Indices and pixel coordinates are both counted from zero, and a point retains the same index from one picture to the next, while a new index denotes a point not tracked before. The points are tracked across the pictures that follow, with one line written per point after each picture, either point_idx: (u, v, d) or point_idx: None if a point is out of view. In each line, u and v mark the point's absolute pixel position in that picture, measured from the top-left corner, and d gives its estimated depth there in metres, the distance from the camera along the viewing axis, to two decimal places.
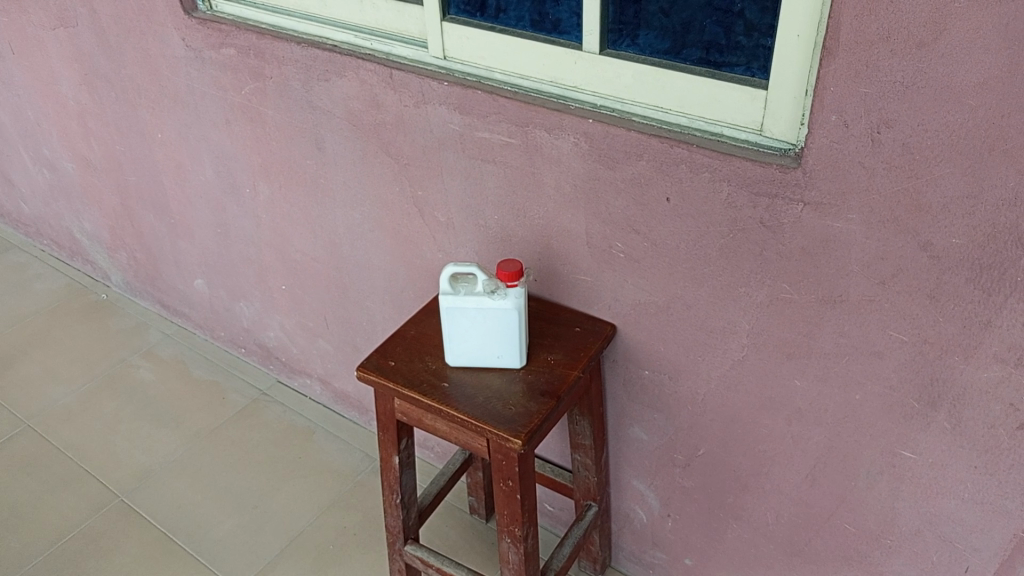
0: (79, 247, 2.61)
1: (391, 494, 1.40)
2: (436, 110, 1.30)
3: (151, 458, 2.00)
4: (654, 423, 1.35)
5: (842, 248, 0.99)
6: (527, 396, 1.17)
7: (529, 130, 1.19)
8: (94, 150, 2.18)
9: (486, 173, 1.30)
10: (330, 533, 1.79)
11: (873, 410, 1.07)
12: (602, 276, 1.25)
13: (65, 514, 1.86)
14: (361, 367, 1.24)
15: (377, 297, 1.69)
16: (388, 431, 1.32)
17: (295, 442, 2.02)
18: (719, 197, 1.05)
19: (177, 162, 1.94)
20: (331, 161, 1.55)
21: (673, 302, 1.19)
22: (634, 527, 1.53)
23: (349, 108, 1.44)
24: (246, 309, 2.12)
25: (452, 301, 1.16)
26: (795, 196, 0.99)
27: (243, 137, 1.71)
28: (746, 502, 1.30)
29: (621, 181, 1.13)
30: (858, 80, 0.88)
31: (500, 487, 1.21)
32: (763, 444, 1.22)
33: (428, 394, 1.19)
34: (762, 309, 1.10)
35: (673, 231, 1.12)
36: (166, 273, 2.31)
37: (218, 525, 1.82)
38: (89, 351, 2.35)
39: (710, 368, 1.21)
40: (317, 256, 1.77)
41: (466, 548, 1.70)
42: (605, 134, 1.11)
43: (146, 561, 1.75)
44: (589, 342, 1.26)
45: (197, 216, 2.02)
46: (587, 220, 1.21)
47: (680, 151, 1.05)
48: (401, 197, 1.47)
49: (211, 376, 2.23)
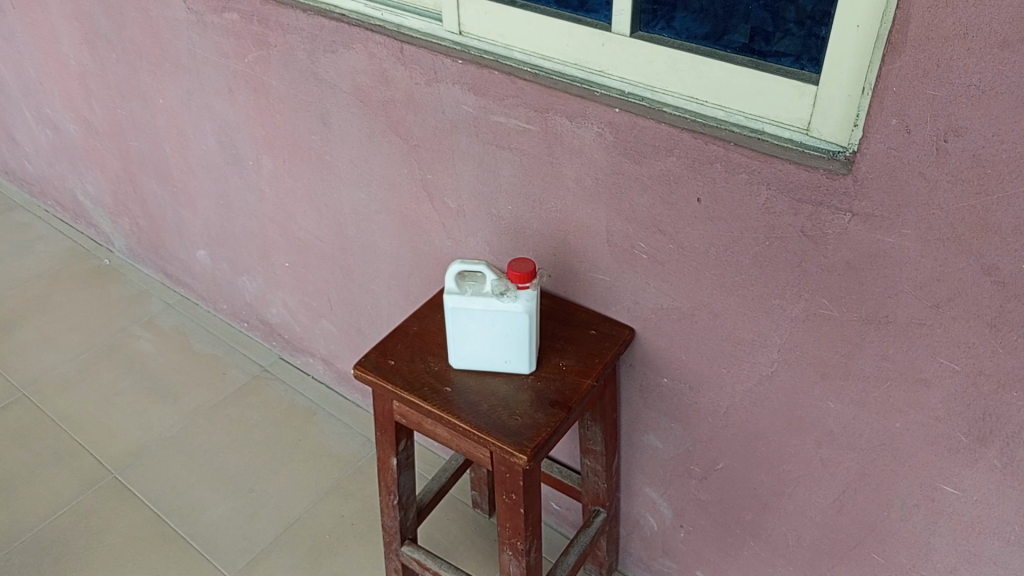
0: (81, 209, 2.54)
1: (388, 495, 1.32)
2: (449, 89, 1.20)
3: (147, 434, 1.94)
4: (670, 432, 1.27)
5: (893, 265, 0.89)
6: (536, 406, 1.09)
7: (549, 116, 1.10)
8: (95, 111, 2.09)
9: (501, 160, 1.20)
10: (327, 522, 1.72)
11: (913, 441, 0.98)
12: (622, 276, 1.15)
13: (57, 490, 1.81)
14: (359, 366, 1.16)
15: (383, 282, 1.61)
16: (386, 432, 1.24)
17: (295, 423, 1.95)
18: (757, 201, 0.96)
19: (178, 129, 1.86)
20: (337, 137, 1.46)
21: (698, 310, 1.10)
22: (644, 535, 1.45)
23: (357, 82, 1.34)
24: (248, 284, 2.05)
25: (457, 302, 1.07)
26: (842, 205, 0.89)
27: (246, 107, 1.62)
28: (766, 521, 1.22)
29: (647, 176, 1.04)
30: (926, 81, 0.78)
31: (504, 500, 1.13)
32: (789, 464, 1.13)
33: (429, 399, 1.10)
34: (796, 325, 1.01)
35: (703, 234, 1.03)
36: (168, 242, 2.24)
37: (212, 509, 1.76)
38: (88, 319, 2.29)
39: (736, 381, 1.12)
40: (322, 235, 1.68)
41: (467, 545, 1.64)
42: (632, 126, 1.01)
43: (137, 544, 1.69)
44: (605, 346, 1.16)
45: (199, 185, 1.94)
46: (608, 217, 1.12)
47: (715, 148, 0.96)
48: (410, 180, 1.38)
49: (212, 351, 2.17)
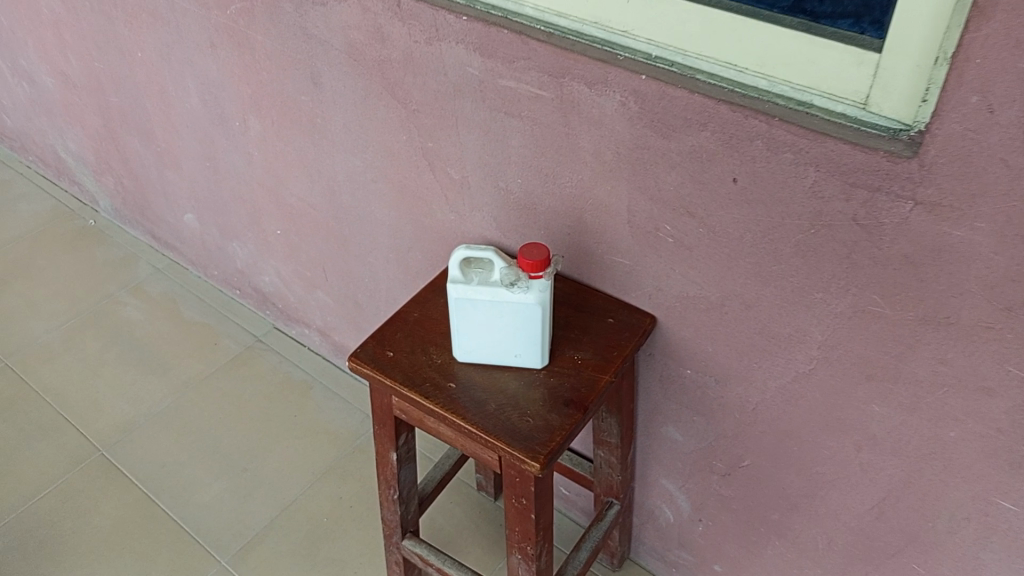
0: (64, 166, 2.41)
1: (387, 490, 1.24)
2: (452, 49, 1.07)
3: (135, 408, 1.85)
4: (691, 425, 1.17)
5: (959, 261, 0.78)
6: (549, 405, 0.99)
7: (565, 81, 0.97)
8: (72, 64, 1.96)
9: (510, 129, 1.08)
10: (324, 504, 1.65)
11: (968, 452, 0.89)
12: (644, 260, 1.05)
13: (41, 469, 1.73)
14: (355, 358, 1.06)
15: (382, 255, 1.50)
16: (385, 426, 1.15)
17: (290, 398, 1.87)
18: (803, 183, 0.84)
19: (159, 85, 1.72)
20: (329, 99, 1.33)
21: (729, 301, 0.99)
22: (659, 525, 1.37)
23: (350, 39, 1.21)
24: (239, 251, 1.94)
25: (463, 291, 0.97)
26: (904, 192, 0.78)
27: (230, 63, 1.49)
28: (794, 522, 1.14)
29: (676, 153, 0.92)
30: (1018, 52, 0.66)
31: (513, 504, 1.04)
32: (822, 466, 1.04)
33: (431, 398, 1.01)
34: (840, 321, 0.90)
35: (738, 219, 0.92)
36: (155, 203, 2.12)
37: (204, 490, 1.68)
38: (74, 284, 2.18)
39: (767, 378, 1.02)
40: (315, 203, 1.56)
41: (471, 529, 1.56)
42: (660, 95, 0.89)
43: (125, 527, 1.62)
44: (624, 337, 1.06)
45: (184, 145, 1.81)
46: (630, 195, 1.00)
47: (757, 123, 0.84)
48: (409, 148, 1.26)
49: (203, 319, 2.07)
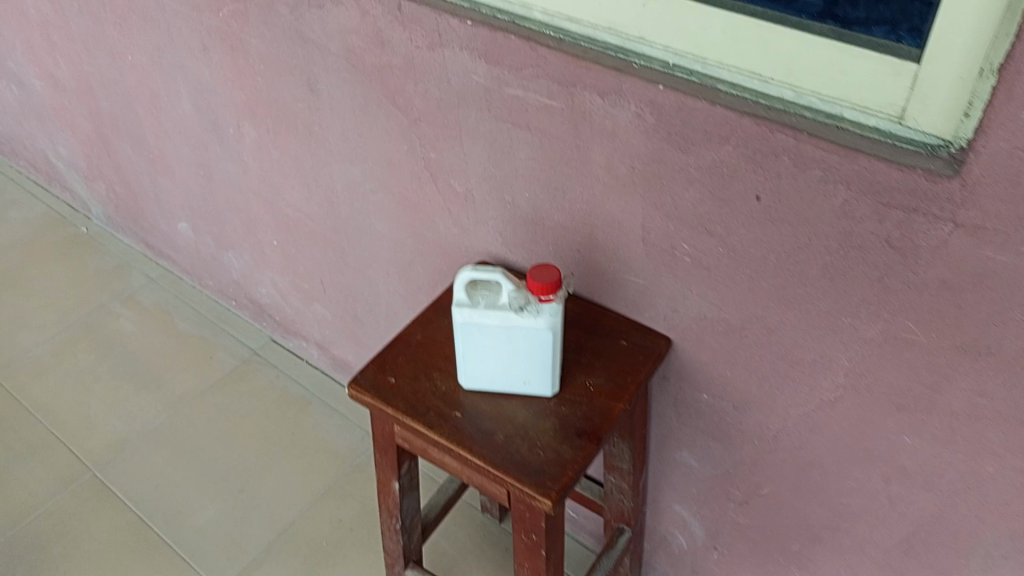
0: (55, 172, 2.35)
1: (389, 518, 1.19)
2: (455, 55, 1.02)
3: (128, 425, 1.80)
4: (707, 450, 1.12)
5: (1003, 288, 0.73)
6: (560, 436, 0.94)
7: (576, 91, 0.92)
8: (62, 68, 1.90)
9: (517, 141, 1.02)
10: (323, 526, 1.59)
11: (1007, 487, 0.84)
12: (659, 280, 0.99)
13: (31, 489, 1.68)
14: (354, 384, 1.01)
15: (382, 268, 1.44)
16: (386, 455, 1.09)
17: (288, 414, 1.81)
18: (832, 202, 0.79)
19: (151, 91, 1.67)
20: (327, 106, 1.28)
21: (750, 324, 0.94)
22: (671, 551, 1.32)
23: (348, 45, 1.16)
24: (235, 261, 1.88)
25: (468, 315, 0.92)
26: (943, 213, 0.72)
27: (224, 69, 1.43)
28: (816, 553, 1.08)
29: (695, 168, 0.87)
30: None
31: (522, 538, 0.98)
32: (848, 497, 0.99)
33: (435, 428, 0.95)
34: (871, 348, 0.85)
35: (761, 239, 0.86)
36: (148, 211, 2.06)
37: (199, 511, 1.63)
38: (65, 295, 2.13)
39: (790, 404, 0.97)
40: (313, 214, 1.51)
41: (475, 552, 1.51)
42: (679, 107, 0.84)
43: (117, 551, 1.56)
44: (638, 361, 1.01)
45: (178, 153, 1.75)
46: (645, 213, 0.95)
47: (782, 138, 0.78)
48: (410, 159, 1.20)
49: (198, 331, 2.01)
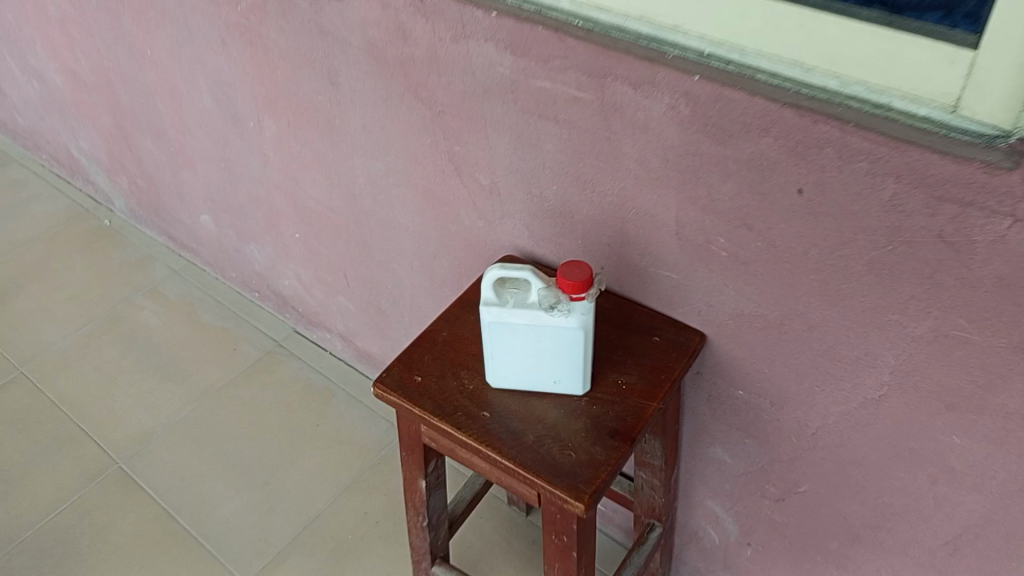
0: (78, 166, 2.35)
1: (416, 516, 1.17)
2: (480, 47, 0.98)
3: (153, 418, 1.80)
4: (742, 447, 1.09)
5: None
6: (592, 437, 0.91)
7: (606, 82, 0.89)
8: (81, 62, 1.89)
9: (544, 134, 0.99)
10: (350, 518, 1.59)
11: None
12: (693, 275, 0.96)
13: (58, 482, 1.68)
14: (380, 383, 0.99)
15: (406, 261, 1.42)
16: (413, 453, 1.07)
17: (313, 406, 1.80)
18: (879, 196, 0.75)
19: (170, 84, 1.65)
20: (348, 99, 1.25)
21: (789, 320, 0.91)
22: (703, 546, 1.29)
23: (369, 37, 1.13)
24: (257, 254, 1.87)
25: (498, 315, 0.89)
26: (1001, 208, 0.69)
27: (243, 62, 1.41)
28: (856, 552, 1.05)
29: (733, 160, 0.83)
30: None
31: (553, 540, 0.96)
32: (891, 497, 0.96)
33: (463, 428, 0.93)
34: (919, 346, 0.82)
35: (802, 233, 0.83)
36: (170, 204, 2.06)
37: (225, 504, 1.63)
38: (89, 288, 2.13)
39: (830, 403, 0.94)
40: (334, 207, 1.49)
41: (503, 546, 1.50)
42: (715, 97, 0.81)
43: (145, 544, 1.56)
44: (671, 358, 0.98)
45: (198, 146, 1.74)
46: (679, 206, 0.92)
47: (827, 129, 0.75)
48: (434, 152, 1.18)
49: (221, 324, 2.01)
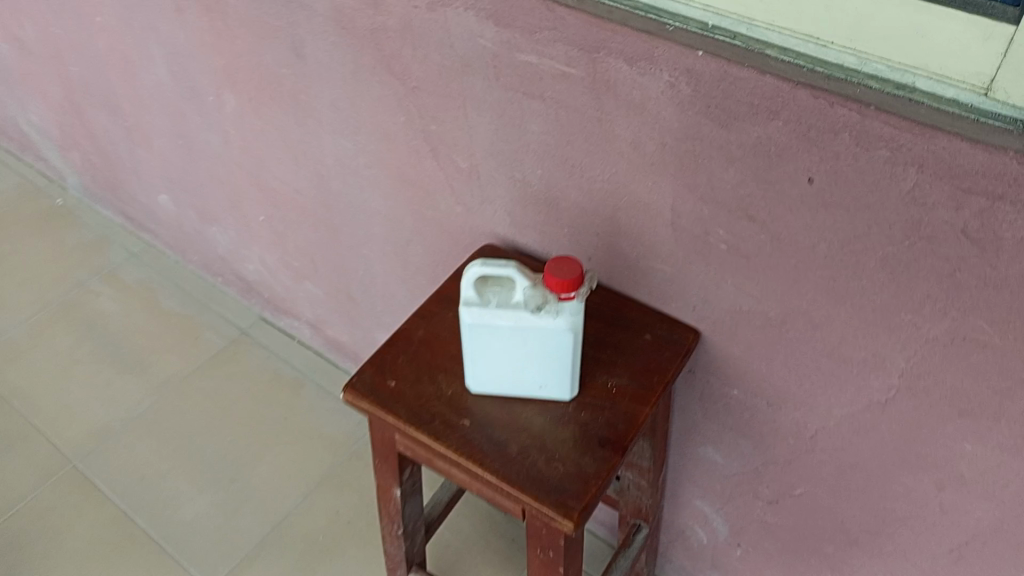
0: (28, 141, 2.22)
1: (390, 524, 1.10)
2: (460, 16, 0.90)
3: (110, 413, 1.70)
4: (735, 448, 1.03)
5: None
6: (580, 446, 0.84)
7: (599, 57, 0.81)
8: (27, 30, 1.76)
9: (529, 113, 0.91)
10: (320, 518, 1.51)
11: None
12: (689, 267, 0.89)
13: (8, 483, 1.58)
14: (350, 389, 0.91)
15: (378, 247, 1.33)
16: (387, 462, 1.00)
17: (280, 398, 1.72)
18: (900, 186, 0.69)
19: (123, 55, 1.54)
20: (315, 73, 1.16)
21: (792, 318, 0.84)
22: (689, 546, 1.24)
23: (336, 4, 1.04)
24: (220, 236, 1.77)
25: (478, 316, 0.82)
26: None
27: (200, 31, 1.30)
28: (852, 557, 1.00)
29: (737, 147, 0.76)
30: None
31: (537, 554, 0.90)
32: (893, 502, 0.91)
33: (441, 438, 0.86)
34: (933, 348, 0.76)
35: (812, 227, 0.76)
36: (127, 183, 1.94)
37: (188, 504, 1.54)
38: (41, 272, 2.01)
39: (832, 405, 0.88)
40: (301, 188, 1.39)
41: (480, 544, 1.43)
42: (721, 75, 0.73)
43: (102, 549, 1.48)
44: (664, 358, 0.91)
45: (154, 121, 1.63)
46: (676, 195, 0.85)
47: (845, 112, 0.68)
48: (407, 131, 1.09)
49: (183, 310, 1.91)
